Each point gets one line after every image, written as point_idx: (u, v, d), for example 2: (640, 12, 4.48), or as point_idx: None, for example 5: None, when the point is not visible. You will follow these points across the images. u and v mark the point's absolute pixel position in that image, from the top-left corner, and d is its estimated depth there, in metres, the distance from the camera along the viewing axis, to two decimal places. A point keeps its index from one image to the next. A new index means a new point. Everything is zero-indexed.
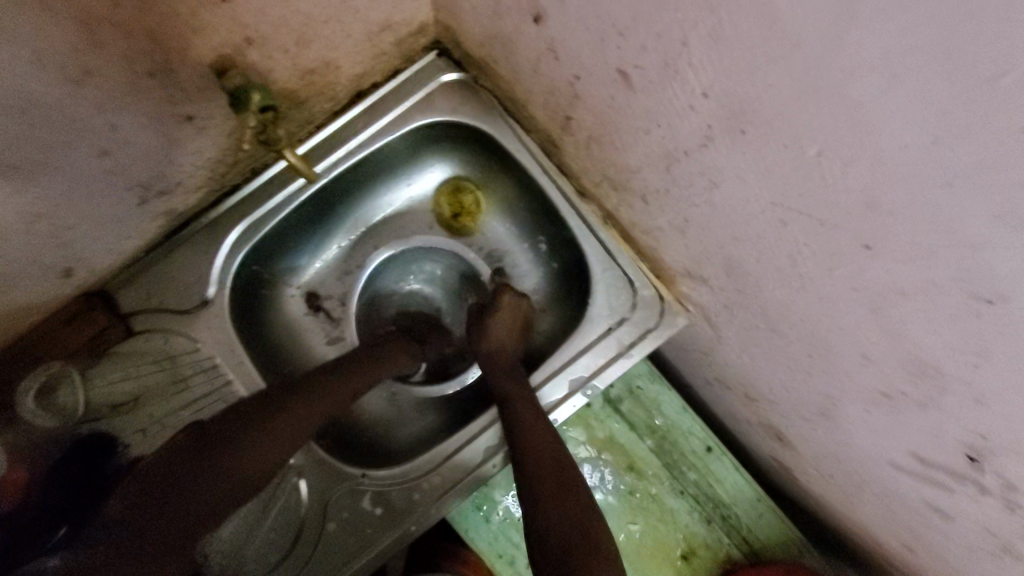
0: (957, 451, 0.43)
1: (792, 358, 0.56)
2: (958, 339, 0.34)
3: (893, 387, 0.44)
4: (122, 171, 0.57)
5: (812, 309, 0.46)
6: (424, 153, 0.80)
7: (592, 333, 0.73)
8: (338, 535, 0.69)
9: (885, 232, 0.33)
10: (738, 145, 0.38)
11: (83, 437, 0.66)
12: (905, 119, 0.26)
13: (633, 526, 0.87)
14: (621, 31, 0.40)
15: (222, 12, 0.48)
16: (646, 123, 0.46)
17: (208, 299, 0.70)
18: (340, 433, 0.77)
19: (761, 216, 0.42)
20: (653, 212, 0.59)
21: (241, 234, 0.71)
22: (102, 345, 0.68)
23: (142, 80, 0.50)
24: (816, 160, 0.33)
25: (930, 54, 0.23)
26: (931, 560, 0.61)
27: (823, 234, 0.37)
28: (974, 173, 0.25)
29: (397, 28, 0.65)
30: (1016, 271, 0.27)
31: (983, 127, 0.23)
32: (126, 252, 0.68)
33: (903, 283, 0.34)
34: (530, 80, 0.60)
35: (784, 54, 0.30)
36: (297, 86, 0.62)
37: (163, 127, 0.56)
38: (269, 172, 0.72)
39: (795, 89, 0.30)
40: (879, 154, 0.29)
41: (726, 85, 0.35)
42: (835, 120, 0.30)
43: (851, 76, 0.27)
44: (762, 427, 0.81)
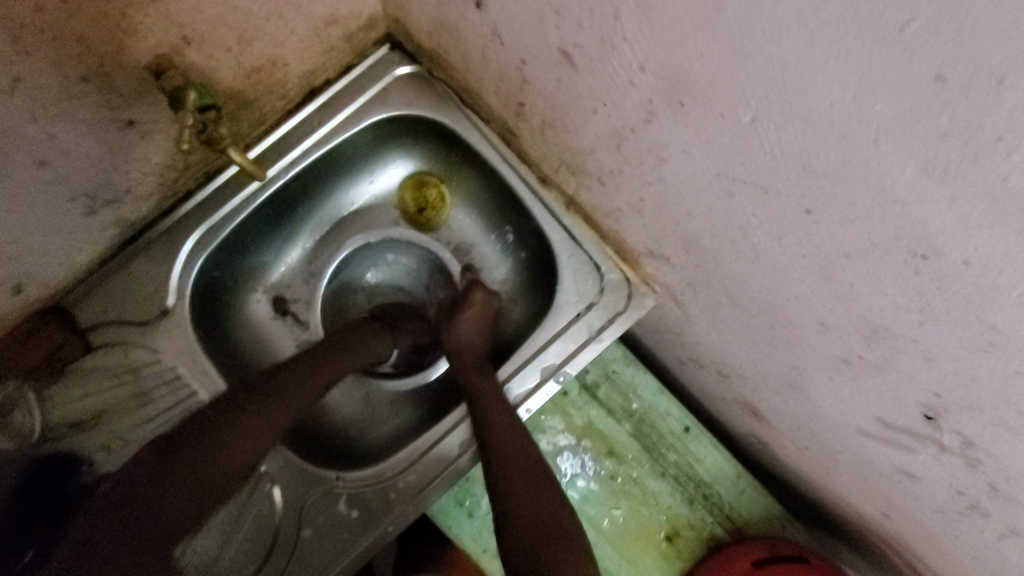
0: (916, 412, 0.44)
1: (755, 331, 0.57)
2: (903, 299, 0.34)
3: (850, 352, 0.45)
4: (65, 182, 0.54)
5: (766, 278, 0.46)
6: (384, 149, 0.78)
7: (561, 320, 0.73)
8: (315, 540, 0.68)
9: (822, 195, 0.33)
10: (679, 118, 0.38)
11: (47, 455, 0.64)
12: (829, 76, 0.26)
13: (615, 511, 0.88)
14: (557, 9, 0.40)
15: (155, 11, 0.46)
16: (592, 102, 0.46)
17: (167, 308, 0.69)
18: (313, 437, 0.76)
19: (708, 188, 0.42)
20: (610, 194, 0.59)
21: (199, 240, 0.69)
22: (60, 362, 0.66)
23: (78, 87, 0.47)
24: (752, 126, 0.33)
25: (846, 7, 0.23)
26: (905, 523, 0.62)
27: (767, 202, 0.37)
28: (897, 126, 0.25)
29: (343, 22, 0.64)
30: (950, 224, 0.27)
31: (906, 81, 0.23)
32: (80, 264, 0.67)
33: (847, 245, 0.34)
34: (480, 67, 0.60)
35: (709, 20, 0.29)
36: (244, 85, 0.61)
37: (105, 134, 0.53)
38: (223, 176, 0.70)
39: (723, 55, 0.30)
40: (808, 114, 0.29)
41: (660, 57, 0.35)
42: (764, 83, 0.30)
43: (773, 36, 0.27)
44: (736, 403, 0.82)
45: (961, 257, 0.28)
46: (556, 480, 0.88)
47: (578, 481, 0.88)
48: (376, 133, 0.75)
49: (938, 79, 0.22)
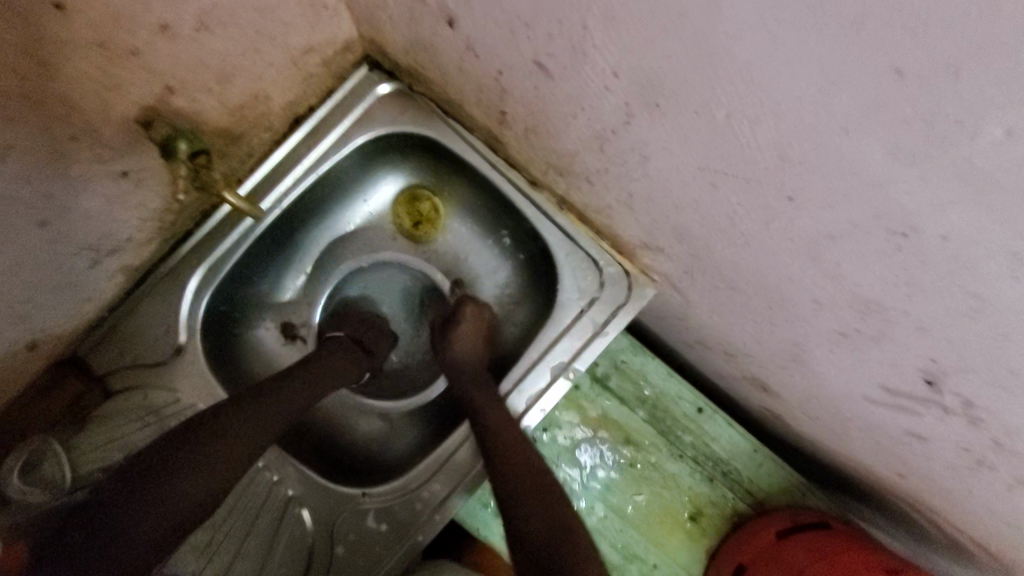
0: (917, 378, 0.45)
1: (755, 311, 0.58)
2: (890, 274, 0.35)
3: (848, 326, 0.46)
4: (66, 239, 0.55)
5: (759, 262, 0.47)
6: (374, 168, 0.80)
7: (564, 317, 0.74)
8: (349, 557, 0.70)
9: (802, 182, 0.34)
10: (656, 118, 0.39)
11: (81, 503, 0.65)
12: (793, 74, 0.27)
13: (638, 496, 0.89)
14: (527, 23, 0.40)
15: (136, 65, 0.47)
16: (571, 107, 0.47)
17: (179, 349, 0.70)
18: (335, 458, 0.78)
19: (693, 181, 0.43)
20: (599, 191, 0.59)
21: (203, 278, 0.71)
22: (83, 410, 0.69)
23: (68, 146, 0.48)
24: (727, 123, 0.34)
25: (798, 11, 0.24)
26: (921, 482, 0.63)
27: (751, 192, 0.38)
28: (863, 116, 0.26)
29: (320, 49, 0.65)
30: (924, 203, 0.28)
31: (866, 73, 0.24)
32: (90, 314, 0.68)
33: (830, 228, 0.35)
34: (459, 80, 0.60)
35: (673, 28, 0.30)
36: (230, 122, 0.62)
37: (99, 187, 0.54)
38: (219, 212, 0.71)
39: (691, 59, 0.31)
40: (778, 109, 0.30)
41: (632, 63, 0.35)
42: (733, 84, 0.31)
43: (736, 40, 0.28)
44: (745, 379, 0.83)
45: (938, 233, 0.29)
46: (576, 472, 0.90)
47: (598, 471, 0.90)
48: (363, 155, 0.76)
49: (894, 72, 0.23)
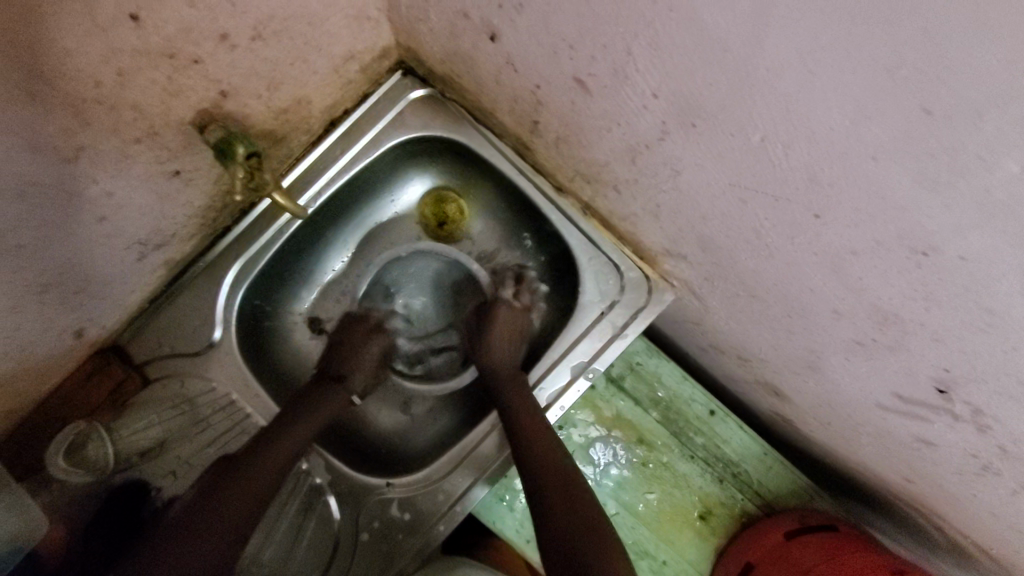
0: (929, 386, 0.47)
1: (774, 319, 0.60)
2: (908, 288, 0.38)
3: (864, 335, 0.48)
4: (119, 233, 0.58)
5: (781, 273, 0.49)
6: (403, 170, 0.82)
7: (585, 320, 0.77)
8: (373, 544, 0.73)
9: (830, 202, 0.36)
10: (691, 137, 0.41)
11: (118, 484, 0.69)
12: (828, 106, 0.30)
13: (650, 494, 0.92)
14: (571, 44, 0.43)
15: (197, 73, 0.49)
16: (607, 122, 0.49)
17: (214, 342, 0.73)
18: (361, 448, 0.81)
19: (723, 196, 0.45)
20: (626, 200, 0.62)
21: (239, 273, 0.74)
22: (122, 397, 0.71)
23: (131, 147, 0.50)
24: (761, 145, 0.36)
25: (837, 53, 0.27)
26: (928, 487, 0.66)
27: (779, 208, 0.41)
28: (892, 147, 0.29)
29: (360, 56, 0.68)
30: (944, 225, 0.30)
31: (899, 113, 0.27)
32: (132, 305, 0.71)
33: (854, 244, 0.38)
34: (494, 90, 0.63)
35: (717, 59, 0.33)
36: (274, 126, 0.65)
37: (154, 185, 0.57)
38: (257, 210, 0.74)
39: (732, 87, 0.34)
40: (812, 135, 0.32)
41: (672, 87, 0.38)
42: (770, 111, 0.33)
43: (777, 73, 0.30)
44: (758, 383, 0.85)
45: (957, 253, 0.31)
46: (591, 470, 0.92)
47: (612, 469, 0.92)
48: (393, 157, 0.78)
49: (924, 110, 0.26)
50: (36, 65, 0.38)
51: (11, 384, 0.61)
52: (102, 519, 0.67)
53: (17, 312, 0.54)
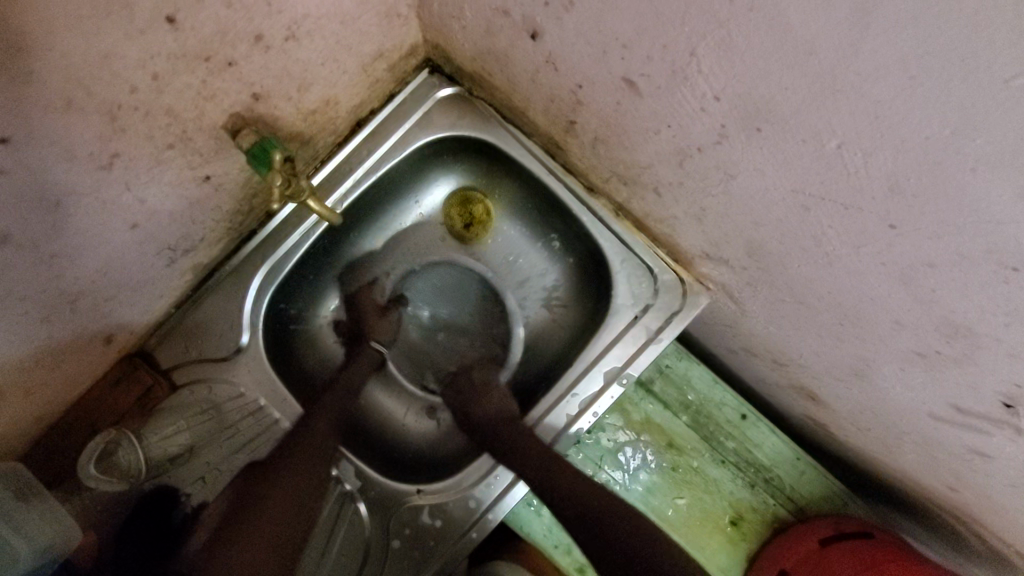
0: (995, 401, 0.45)
1: (822, 326, 0.58)
2: (990, 304, 0.35)
3: (927, 347, 0.46)
4: (150, 240, 0.57)
5: (839, 282, 0.47)
6: (429, 170, 0.80)
7: (618, 324, 0.75)
8: (403, 551, 0.72)
9: (911, 213, 0.34)
10: (754, 142, 0.39)
11: (149, 492, 0.69)
12: (926, 113, 0.27)
13: (679, 500, 0.90)
14: (624, 44, 0.41)
15: (230, 76, 0.48)
16: (655, 125, 0.47)
17: (242, 346, 0.72)
18: (388, 453, 0.80)
19: (782, 202, 0.43)
20: (667, 203, 0.60)
21: (265, 277, 0.72)
22: (150, 403, 0.69)
23: (164, 153, 0.49)
24: (837, 151, 0.34)
25: (944, 57, 0.25)
26: (977, 499, 0.63)
27: (848, 217, 0.39)
28: (995, 161, 0.26)
29: (388, 54, 0.66)
30: None
31: (1009, 125, 0.24)
32: (159, 310, 0.70)
33: (933, 256, 0.36)
34: (529, 90, 0.61)
35: (798, 61, 0.31)
36: (304, 128, 0.63)
37: (185, 191, 0.55)
38: (283, 213, 0.73)
39: (812, 91, 0.31)
40: (901, 143, 0.30)
41: (739, 89, 0.36)
42: (854, 116, 0.31)
43: (870, 77, 0.28)
44: (793, 388, 0.83)
45: None
46: (620, 474, 0.90)
47: (641, 474, 0.91)
48: (418, 158, 0.76)
49: None
50: (72, 72, 0.36)
51: (41, 392, 0.60)
52: (132, 524, 0.67)
53: (48, 321, 0.53)
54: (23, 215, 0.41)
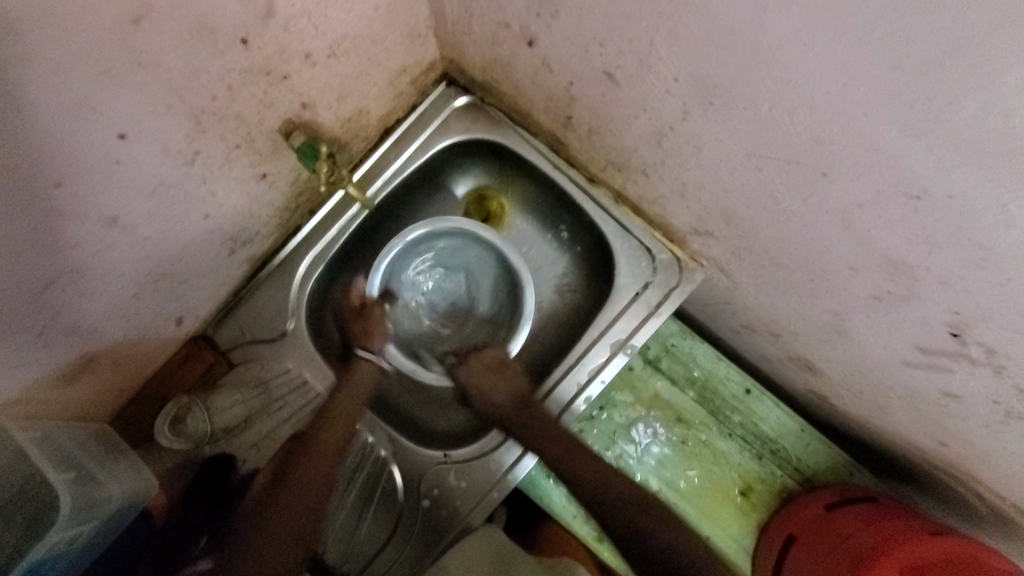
0: (943, 333, 0.51)
1: (798, 286, 0.65)
2: (910, 233, 0.42)
3: (880, 289, 0.52)
4: (217, 228, 0.68)
5: (800, 236, 0.54)
6: (450, 171, 0.89)
7: (621, 300, 0.83)
8: (433, 509, 0.80)
9: (833, 161, 0.42)
10: (710, 114, 0.48)
11: (208, 457, 0.78)
12: (821, 72, 0.36)
13: (690, 472, 0.95)
14: (601, 43, 0.50)
15: (285, 88, 0.59)
16: (635, 110, 0.56)
17: (288, 329, 0.81)
18: (416, 425, 0.87)
19: (741, 166, 0.51)
20: (655, 183, 0.68)
21: (308, 267, 0.82)
22: (211, 378, 0.80)
23: (233, 152, 0.60)
24: (769, 114, 0.43)
25: (820, 28, 0.33)
26: (964, 451, 0.67)
27: (790, 171, 0.47)
28: (877, 104, 0.35)
29: (411, 69, 0.77)
30: (926, 168, 0.36)
31: (878, 73, 0.33)
32: (220, 297, 0.80)
33: (859, 197, 0.43)
34: (531, 91, 0.71)
35: (727, 43, 0.40)
36: (341, 133, 0.74)
37: (246, 186, 0.66)
38: (324, 209, 0.83)
39: (741, 65, 0.40)
40: (811, 102, 0.38)
41: (691, 71, 0.45)
42: (775, 84, 0.40)
43: (777, 49, 0.37)
44: (792, 360, 0.87)
45: (944, 193, 0.37)
46: (632, 449, 0.96)
47: (653, 447, 0.96)
48: (437, 161, 0.86)
49: (896, 67, 0.32)
50: (173, 83, 0.48)
51: (126, 365, 0.71)
52: (195, 484, 0.77)
53: (139, 296, 0.64)
54: (129, 199, 0.52)
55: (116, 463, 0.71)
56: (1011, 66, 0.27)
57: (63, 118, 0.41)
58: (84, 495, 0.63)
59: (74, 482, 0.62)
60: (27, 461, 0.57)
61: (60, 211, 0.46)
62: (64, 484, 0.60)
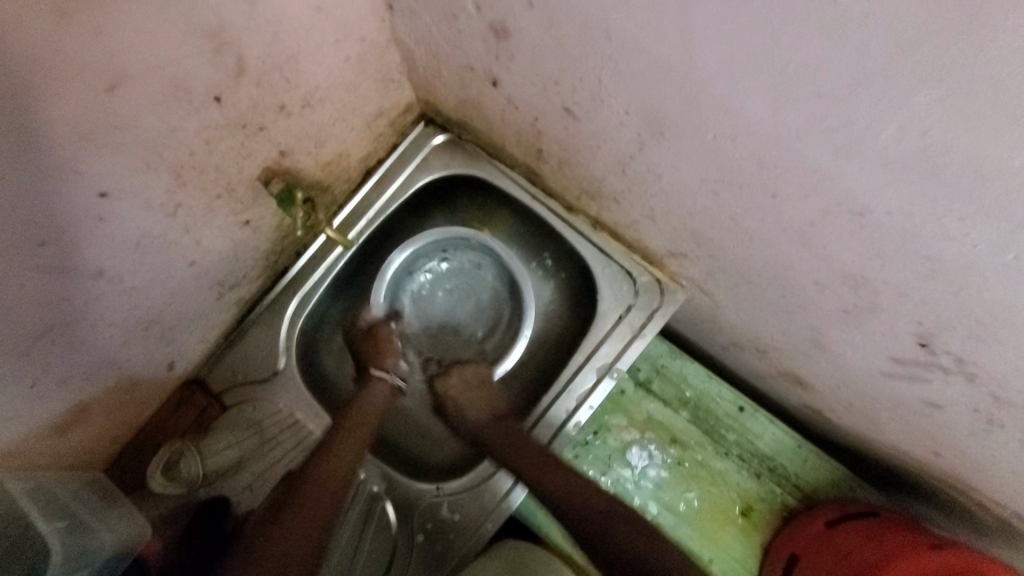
0: (913, 343, 0.51)
1: (773, 302, 0.65)
2: (861, 248, 0.43)
3: (846, 302, 0.53)
4: (204, 275, 0.70)
5: (766, 254, 0.55)
6: (433, 207, 0.91)
7: (605, 324, 0.84)
8: (428, 544, 0.79)
9: (780, 182, 0.44)
10: (663, 143, 0.50)
11: (203, 501, 0.78)
12: (753, 102, 0.38)
13: (689, 494, 0.94)
14: (557, 82, 0.53)
15: (261, 138, 0.62)
16: (597, 142, 0.58)
17: (278, 369, 0.82)
18: (408, 459, 0.87)
19: (699, 190, 0.53)
20: (627, 209, 0.70)
21: (297, 306, 0.84)
22: (204, 422, 0.81)
23: (215, 201, 0.63)
24: (715, 141, 0.45)
25: (744, 63, 0.36)
26: (957, 462, 0.66)
27: (743, 193, 0.48)
28: (808, 128, 0.37)
29: (388, 112, 0.80)
30: (862, 186, 0.38)
31: (803, 100, 0.35)
32: (210, 341, 0.81)
33: (809, 217, 0.45)
34: (502, 127, 0.73)
35: (666, 78, 0.42)
36: (322, 177, 0.76)
37: (230, 233, 0.69)
38: (311, 250, 0.85)
39: (683, 97, 0.43)
40: (750, 128, 0.41)
41: (639, 104, 0.47)
42: (714, 114, 0.42)
43: (710, 82, 0.39)
44: (781, 375, 0.87)
45: (882, 209, 0.38)
46: (628, 472, 0.96)
47: (649, 470, 0.96)
48: (418, 199, 0.88)
49: (819, 95, 0.34)
50: (152, 142, 0.50)
51: (118, 413, 0.72)
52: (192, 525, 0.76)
53: (130, 344, 0.66)
54: (114, 252, 0.55)
55: (107, 513, 0.72)
56: (920, 89, 0.29)
57: (45, 182, 0.44)
58: (74, 546, 0.63)
59: (66, 532, 0.62)
60: (22, 513, 0.58)
61: (47, 268, 0.48)
62: (55, 534, 0.60)
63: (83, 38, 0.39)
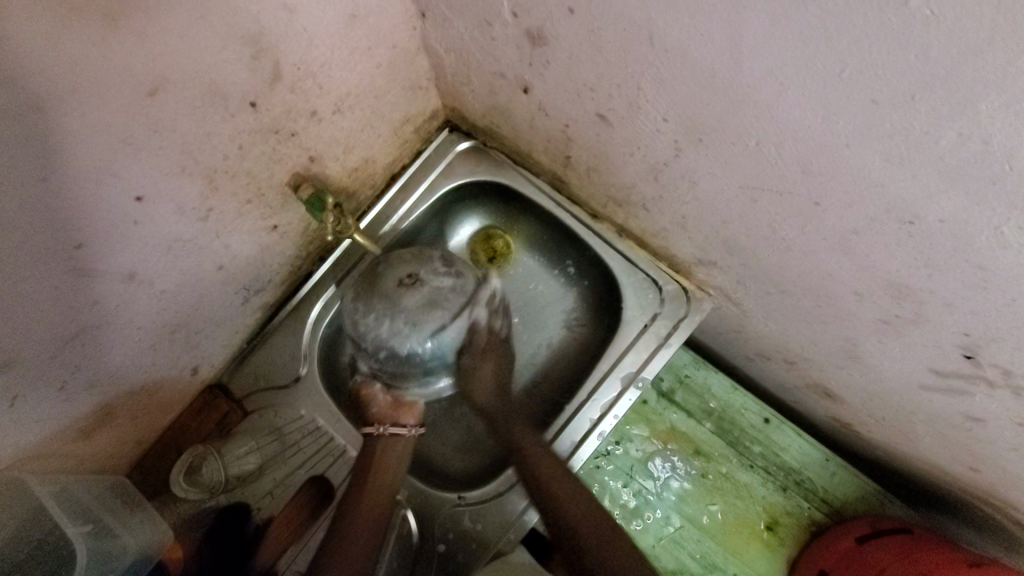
0: (958, 355, 0.50)
1: (807, 312, 0.64)
2: (910, 257, 0.42)
3: (888, 312, 0.52)
4: (231, 279, 0.70)
5: (805, 263, 0.54)
6: (456, 213, 0.91)
7: (630, 333, 0.82)
8: (450, 553, 0.79)
9: (822, 188, 0.43)
10: (702, 150, 0.50)
11: (224, 505, 0.78)
12: (800, 107, 0.38)
13: (712, 506, 0.93)
14: (592, 87, 0.53)
15: (292, 143, 0.62)
16: (630, 148, 0.58)
17: (300, 376, 0.82)
18: (429, 467, 0.87)
19: (737, 198, 0.52)
20: (655, 216, 0.69)
21: (320, 312, 0.84)
22: (227, 427, 0.80)
23: (245, 207, 0.63)
24: (757, 148, 0.44)
25: (793, 68, 0.35)
26: (999, 479, 0.63)
27: (783, 200, 0.48)
28: (858, 134, 0.36)
29: (414, 118, 0.80)
30: (912, 192, 0.37)
31: (856, 105, 0.35)
32: (234, 345, 0.81)
33: (854, 225, 0.44)
34: (530, 134, 0.73)
35: (708, 84, 0.42)
36: (349, 183, 0.77)
37: (258, 238, 0.69)
38: (334, 255, 0.85)
39: (727, 103, 0.42)
40: (796, 134, 0.40)
41: (679, 110, 0.47)
42: (758, 119, 0.41)
43: (756, 86, 0.39)
44: (810, 387, 0.85)
45: (935, 217, 0.37)
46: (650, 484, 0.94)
47: (673, 482, 0.94)
48: (442, 205, 0.88)
49: (873, 101, 0.33)
50: (187, 147, 0.51)
51: (144, 416, 0.72)
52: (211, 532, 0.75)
53: (157, 348, 0.66)
54: (146, 255, 0.55)
55: (128, 517, 0.69)
56: (982, 95, 0.29)
57: (84, 186, 0.44)
58: (98, 550, 0.63)
59: (92, 536, 0.62)
60: (47, 516, 0.58)
61: (80, 270, 0.48)
62: (81, 537, 0.61)
63: (128, 44, 0.39)
